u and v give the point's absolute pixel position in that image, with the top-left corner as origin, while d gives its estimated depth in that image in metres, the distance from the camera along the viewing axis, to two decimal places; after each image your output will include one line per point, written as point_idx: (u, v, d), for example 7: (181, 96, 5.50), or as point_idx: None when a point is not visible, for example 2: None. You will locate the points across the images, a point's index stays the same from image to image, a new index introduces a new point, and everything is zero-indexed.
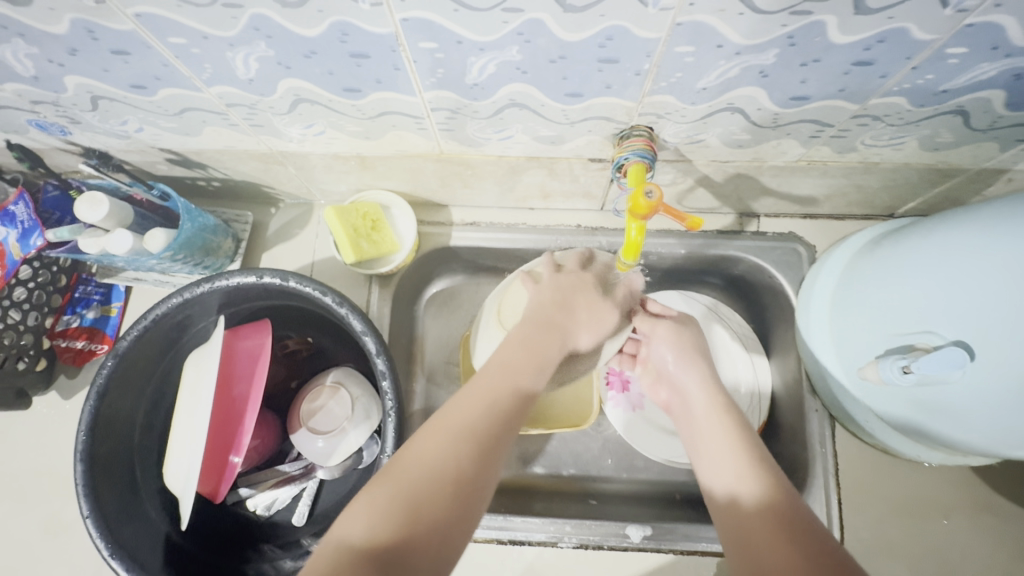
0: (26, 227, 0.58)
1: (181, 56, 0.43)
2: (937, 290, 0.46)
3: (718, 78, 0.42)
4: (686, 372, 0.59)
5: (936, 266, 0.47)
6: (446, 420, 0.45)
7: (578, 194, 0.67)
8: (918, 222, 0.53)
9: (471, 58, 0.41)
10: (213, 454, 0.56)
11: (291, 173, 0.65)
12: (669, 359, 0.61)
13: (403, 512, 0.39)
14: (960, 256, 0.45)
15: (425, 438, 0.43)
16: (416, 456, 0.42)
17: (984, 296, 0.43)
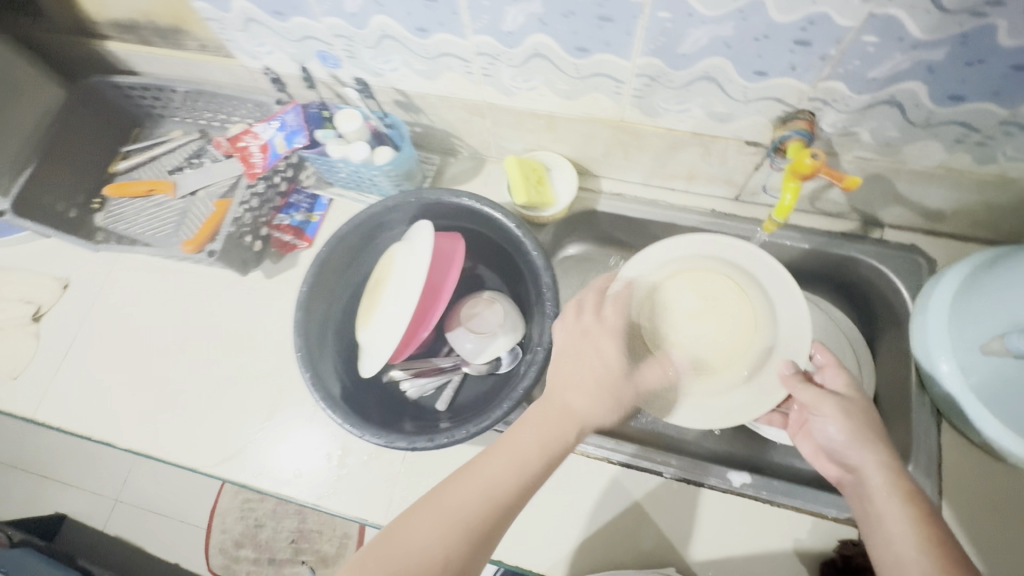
0: (291, 130, 0.75)
1: (471, 6, 0.58)
2: None
3: (890, 70, 0.52)
4: (861, 453, 0.55)
5: None
6: (509, 450, 0.54)
7: (720, 179, 0.78)
8: None
9: (691, 30, 0.54)
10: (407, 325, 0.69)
11: (485, 125, 0.80)
12: (838, 437, 0.58)
13: (461, 533, 0.48)
14: None
15: (469, 472, 0.52)
16: (451, 492, 0.51)
17: None
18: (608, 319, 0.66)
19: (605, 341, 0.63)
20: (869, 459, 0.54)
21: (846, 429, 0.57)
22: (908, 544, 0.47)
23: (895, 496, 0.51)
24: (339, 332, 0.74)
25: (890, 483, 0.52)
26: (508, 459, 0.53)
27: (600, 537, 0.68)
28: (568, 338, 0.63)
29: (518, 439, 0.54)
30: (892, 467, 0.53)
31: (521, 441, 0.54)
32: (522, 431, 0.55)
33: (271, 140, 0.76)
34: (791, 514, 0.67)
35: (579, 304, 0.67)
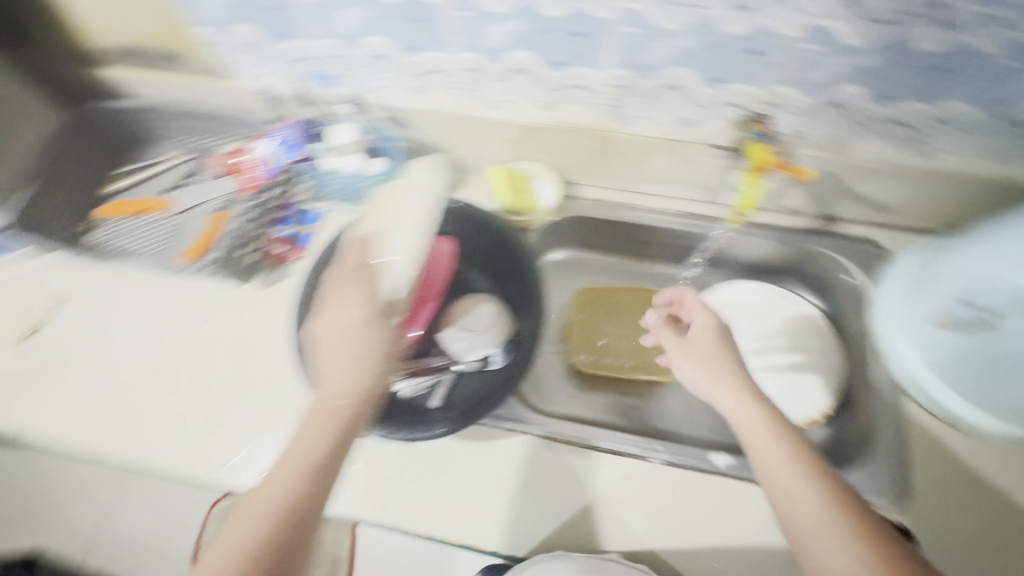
0: (287, 144, 0.79)
1: (459, 25, 0.64)
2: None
3: (831, 72, 0.59)
4: (714, 393, 0.63)
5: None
6: (301, 446, 0.55)
7: (690, 183, 0.84)
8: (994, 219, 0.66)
9: (656, 42, 0.60)
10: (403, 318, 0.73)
11: (470, 139, 0.86)
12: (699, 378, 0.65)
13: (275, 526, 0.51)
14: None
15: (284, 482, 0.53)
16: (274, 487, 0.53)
17: None
18: (349, 266, 0.66)
19: (350, 309, 0.63)
20: (771, 445, 0.57)
21: (700, 365, 0.66)
22: (798, 509, 0.52)
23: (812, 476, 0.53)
24: None
25: (812, 475, 0.54)
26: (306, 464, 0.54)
27: (594, 524, 0.69)
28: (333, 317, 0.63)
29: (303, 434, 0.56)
30: (794, 443, 0.57)
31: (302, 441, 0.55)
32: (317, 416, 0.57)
33: (268, 153, 0.80)
34: None
35: (354, 269, 0.66)
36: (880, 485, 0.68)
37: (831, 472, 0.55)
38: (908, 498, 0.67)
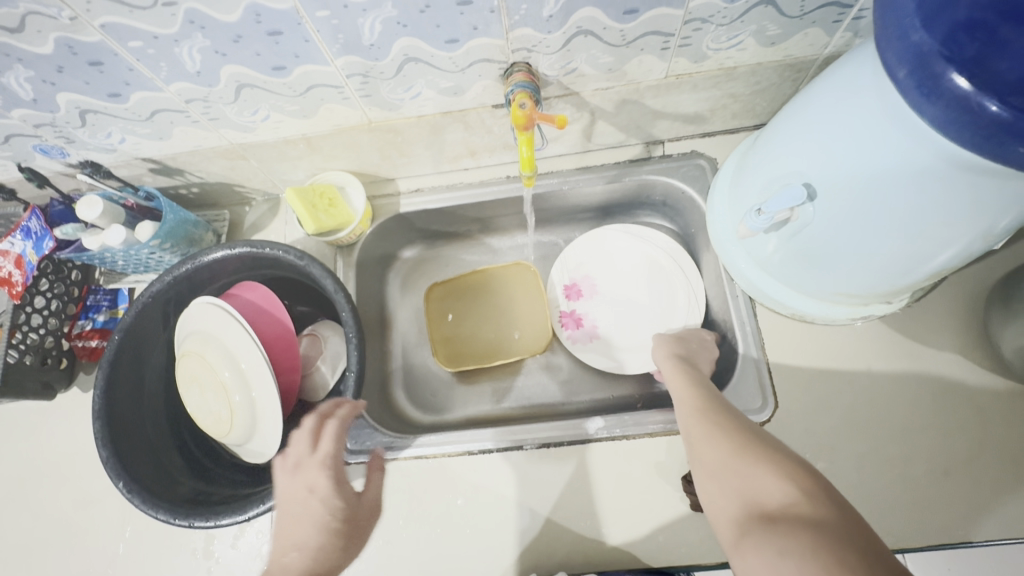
0: (39, 236, 0.71)
1: (140, 58, 0.55)
2: (801, 147, 0.54)
3: (558, 4, 0.53)
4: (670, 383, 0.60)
5: (798, 131, 0.55)
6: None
7: (499, 146, 0.78)
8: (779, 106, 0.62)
9: (359, 19, 0.52)
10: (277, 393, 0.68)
11: (253, 166, 0.77)
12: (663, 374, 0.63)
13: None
14: (816, 108, 0.53)
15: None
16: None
17: (830, 142, 0.51)
18: (327, 429, 0.58)
19: (310, 477, 0.55)
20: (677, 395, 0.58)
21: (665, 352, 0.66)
22: (704, 458, 0.49)
23: (705, 420, 0.51)
24: (162, 425, 0.70)
25: (703, 411, 0.53)
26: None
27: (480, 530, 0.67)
28: (285, 490, 0.54)
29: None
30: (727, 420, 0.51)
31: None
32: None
33: (24, 252, 0.70)
34: (649, 442, 0.68)
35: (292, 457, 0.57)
36: (744, 404, 0.68)
37: (730, 409, 0.53)
38: (771, 408, 0.68)
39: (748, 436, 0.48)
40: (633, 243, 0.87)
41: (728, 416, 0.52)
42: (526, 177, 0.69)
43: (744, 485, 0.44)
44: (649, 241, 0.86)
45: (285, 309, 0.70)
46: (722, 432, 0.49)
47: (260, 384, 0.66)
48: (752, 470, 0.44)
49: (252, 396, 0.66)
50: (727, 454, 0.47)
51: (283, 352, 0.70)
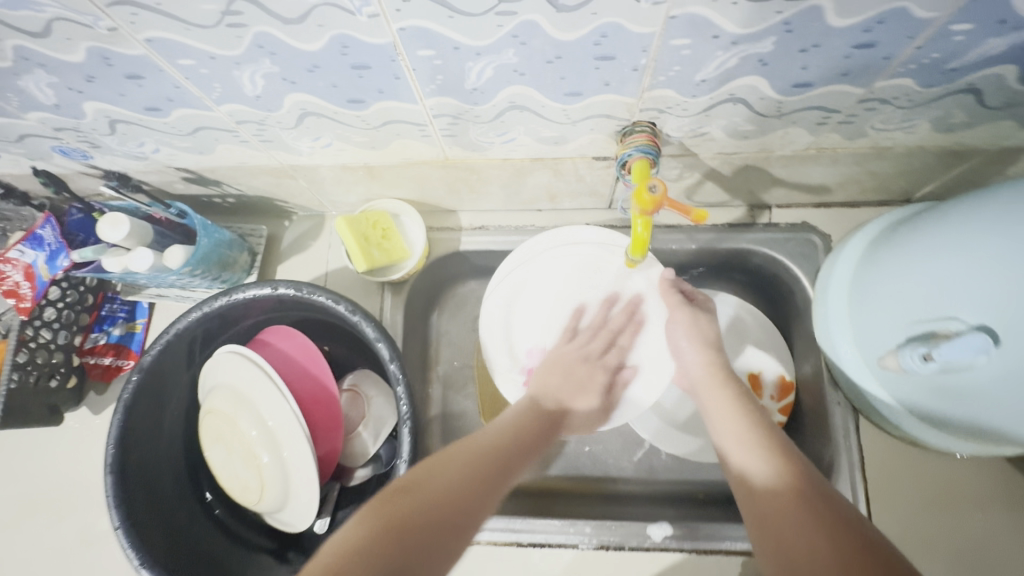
0: (53, 249, 0.61)
1: (190, 77, 0.44)
2: (969, 279, 0.44)
3: (717, 69, 0.42)
4: (694, 355, 0.60)
5: (970, 254, 0.45)
6: (438, 471, 0.45)
7: (584, 193, 0.67)
8: (950, 208, 0.50)
9: (468, 63, 0.42)
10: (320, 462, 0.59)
11: (302, 186, 0.67)
12: (683, 344, 0.62)
13: (403, 532, 0.39)
14: (1007, 237, 0.43)
15: (405, 491, 0.43)
16: (402, 494, 0.42)
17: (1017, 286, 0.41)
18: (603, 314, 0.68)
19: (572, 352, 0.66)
20: (714, 402, 0.55)
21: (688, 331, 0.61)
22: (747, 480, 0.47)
23: (752, 444, 0.48)
24: (176, 473, 0.63)
25: (743, 416, 0.52)
26: (464, 471, 0.46)
27: None
28: (558, 354, 0.66)
29: (451, 458, 0.47)
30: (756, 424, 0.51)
31: (449, 459, 0.47)
32: (461, 447, 0.49)
33: (35, 263, 0.61)
34: (720, 559, 0.61)
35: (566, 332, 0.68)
36: None
37: (774, 430, 0.50)
38: None
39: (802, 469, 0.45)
40: (509, 289, 0.69)
41: (773, 434, 0.50)
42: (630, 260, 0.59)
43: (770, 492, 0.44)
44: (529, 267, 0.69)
45: (321, 358, 0.61)
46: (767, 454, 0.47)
47: (290, 441, 0.56)
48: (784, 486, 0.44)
49: (282, 455, 0.56)
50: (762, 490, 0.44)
51: (323, 422, 0.59)
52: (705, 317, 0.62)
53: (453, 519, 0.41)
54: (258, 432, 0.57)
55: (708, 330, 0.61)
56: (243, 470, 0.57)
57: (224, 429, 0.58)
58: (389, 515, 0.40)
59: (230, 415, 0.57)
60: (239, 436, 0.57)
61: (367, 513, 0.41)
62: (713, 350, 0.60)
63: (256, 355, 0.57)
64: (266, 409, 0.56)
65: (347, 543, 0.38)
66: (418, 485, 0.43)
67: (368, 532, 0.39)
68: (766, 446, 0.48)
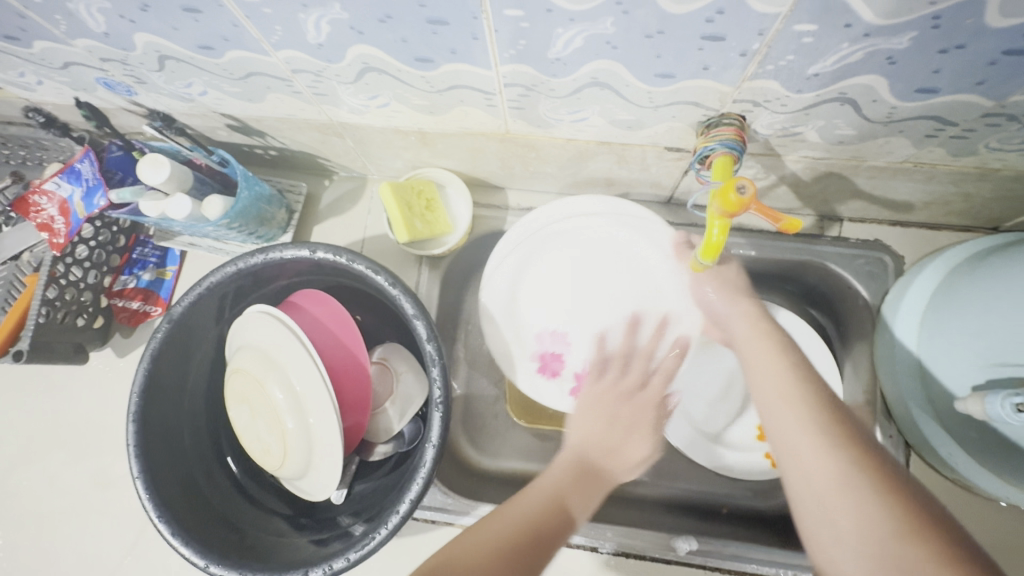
0: (90, 185, 0.58)
1: (251, 16, 0.41)
2: None
3: (836, 64, 0.37)
4: (731, 309, 0.54)
5: None
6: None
7: (644, 185, 0.63)
8: None
9: (558, 29, 0.38)
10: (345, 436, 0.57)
11: (348, 146, 0.63)
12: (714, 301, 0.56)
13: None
14: None
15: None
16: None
17: None
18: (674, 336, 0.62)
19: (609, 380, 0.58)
20: (761, 362, 0.48)
21: (721, 292, 0.55)
22: (805, 471, 0.41)
23: (808, 423, 0.42)
24: (196, 428, 0.62)
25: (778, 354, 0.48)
26: (503, 529, 0.43)
27: None
28: (595, 394, 0.56)
29: (457, 568, 0.41)
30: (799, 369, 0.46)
31: (474, 549, 0.42)
32: (469, 542, 0.43)
33: (71, 198, 0.59)
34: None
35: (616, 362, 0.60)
36: None
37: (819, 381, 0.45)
38: None
39: (867, 462, 0.40)
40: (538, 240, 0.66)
41: (831, 423, 0.42)
42: (694, 263, 0.56)
43: (849, 520, 0.38)
44: (533, 243, 0.66)
45: (354, 327, 0.58)
46: (828, 462, 0.40)
47: (317, 409, 0.53)
48: (861, 514, 0.37)
49: (306, 423, 0.54)
50: (830, 492, 0.39)
51: (351, 398, 0.57)
52: (732, 265, 0.56)
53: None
54: (281, 397, 0.54)
55: (734, 277, 0.56)
56: (266, 435, 0.55)
57: (249, 391, 0.56)
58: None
59: (255, 376, 0.55)
60: (262, 401, 0.55)
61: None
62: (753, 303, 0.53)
63: (288, 319, 0.55)
64: (294, 373, 0.54)
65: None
66: (488, 534, 0.43)
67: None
68: (787, 381, 0.45)
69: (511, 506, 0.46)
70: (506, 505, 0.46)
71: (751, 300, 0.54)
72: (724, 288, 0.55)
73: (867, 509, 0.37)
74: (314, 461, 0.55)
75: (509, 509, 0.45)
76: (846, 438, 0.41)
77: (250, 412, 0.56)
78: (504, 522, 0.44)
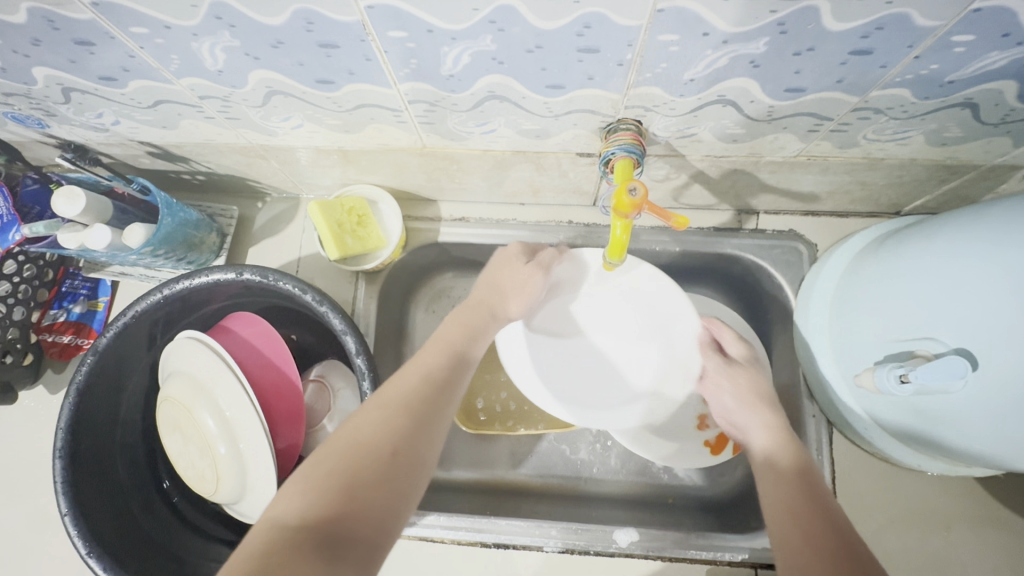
0: (4, 222, 0.57)
1: (145, 46, 0.41)
2: (955, 301, 0.43)
3: (707, 69, 0.40)
4: (745, 414, 0.58)
5: (958, 275, 0.43)
6: (351, 432, 0.41)
7: (567, 190, 0.65)
8: (941, 221, 0.49)
9: (443, 48, 0.39)
10: (280, 457, 0.57)
11: (274, 167, 0.64)
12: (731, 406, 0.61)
13: (343, 480, 0.37)
14: (993, 264, 0.41)
15: (336, 440, 0.40)
16: (352, 429, 0.41)
17: (999, 312, 0.40)
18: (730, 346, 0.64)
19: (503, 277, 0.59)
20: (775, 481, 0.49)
21: (738, 394, 0.60)
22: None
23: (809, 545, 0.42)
24: (131, 459, 0.61)
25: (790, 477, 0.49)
26: (392, 405, 0.43)
27: None
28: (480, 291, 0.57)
29: (364, 420, 0.42)
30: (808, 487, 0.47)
31: (362, 424, 0.41)
32: (386, 399, 0.44)
33: None
34: (685, 566, 0.61)
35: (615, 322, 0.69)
36: None
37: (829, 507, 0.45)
38: None
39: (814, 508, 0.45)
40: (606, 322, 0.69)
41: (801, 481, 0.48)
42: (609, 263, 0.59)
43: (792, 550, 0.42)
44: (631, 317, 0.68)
45: (284, 347, 0.58)
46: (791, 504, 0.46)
47: (247, 433, 0.53)
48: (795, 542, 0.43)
49: (239, 447, 0.54)
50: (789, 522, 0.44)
51: (285, 418, 0.57)
52: (747, 371, 0.61)
53: (407, 425, 0.42)
54: (211, 424, 0.54)
55: (754, 382, 0.60)
56: (199, 463, 0.55)
57: (180, 420, 0.55)
58: (319, 486, 0.37)
59: (185, 406, 0.54)
60: (193, 429, 0.55)
61: (296, 481, 0.38)
62: (773, 413, 0.56)
63: (213, 343, 0.55)
64: (223, 398, 0.54)
65: (276, 512, 0.36)
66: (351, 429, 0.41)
67: (283, 510, 0.36)
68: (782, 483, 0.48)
69: (415, 363, 0.48)
70: (395, 381, 0.46)
71: (770, 410, 0.57)
72: (743, 394, 0.59)
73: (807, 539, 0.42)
74: (249, 486, 0.54)
75: (398, 384, 0.45)
76: (836, 531, 0.42)
77: (183, 440, 0.56)
78: (391, 404, 0.43)
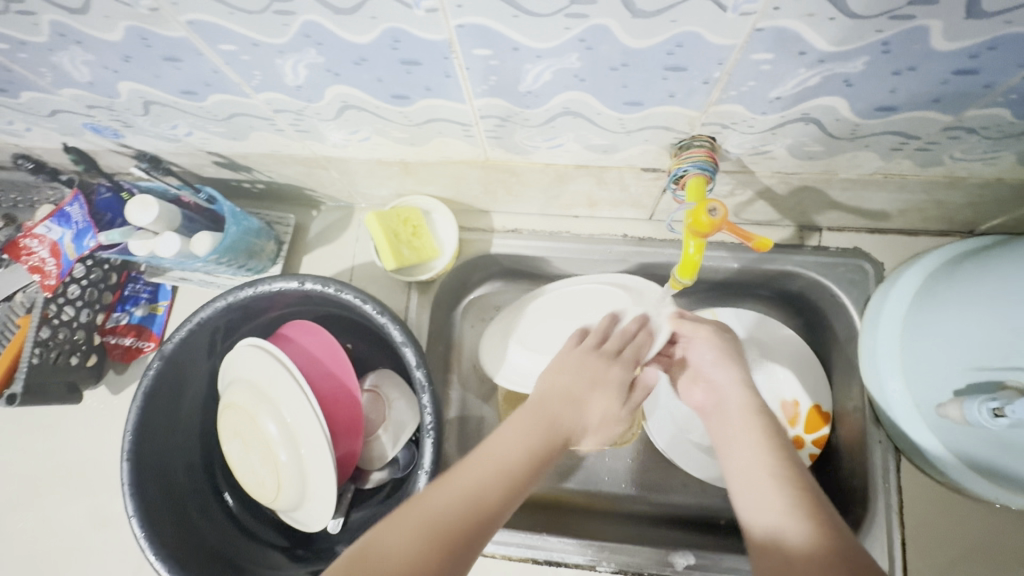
0: (80, 228, 0.59)
1: (230, 62, 0.42)
2: None
3: (796, 87, 0.39)
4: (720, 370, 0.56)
5: None
6: (451, 485, 0.42)
7: (625, 204, 0.64)
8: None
9: (526, 65, 0.39)
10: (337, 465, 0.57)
11: (333, 177, 0.65)
12: (709, 358, 0.57)
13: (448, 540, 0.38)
14: None
15: (445, 487, 0.42)
16: (473, 468, 0.44)
17: None
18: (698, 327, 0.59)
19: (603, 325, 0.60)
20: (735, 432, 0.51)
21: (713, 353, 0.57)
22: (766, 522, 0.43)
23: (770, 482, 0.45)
24: (190, 463, 0.62)
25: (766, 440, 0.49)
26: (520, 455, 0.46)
27: None
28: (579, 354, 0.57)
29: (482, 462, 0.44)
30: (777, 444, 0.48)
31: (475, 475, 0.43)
32: (456, 483, 0.42)
33: (62, 239, 0.59)
34: None
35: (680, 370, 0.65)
36: None
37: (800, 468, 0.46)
38: None
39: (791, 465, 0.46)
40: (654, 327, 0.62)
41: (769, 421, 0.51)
42: (674, 282, 0.57)
43: (786, 523, 0.41)
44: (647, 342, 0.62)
45: (343, 357, 0.59)
46: (774, 471, 0.46)
47: (308, 441, 0.54)
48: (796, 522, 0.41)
49: (299, 455, 0.54)
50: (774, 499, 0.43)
51: (342, 427, 0.57)
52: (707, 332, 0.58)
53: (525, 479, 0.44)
54: (273, 429, 0.54)
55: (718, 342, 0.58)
56: (262, 469, 0.55)
57: (242, 424, 0.56)
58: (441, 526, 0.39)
59: (248, 412, 0.55)
60: (254, 434, 0.55)
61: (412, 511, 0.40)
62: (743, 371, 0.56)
63: (276, 349, 0.56)
64: (284, 407, 0.54)
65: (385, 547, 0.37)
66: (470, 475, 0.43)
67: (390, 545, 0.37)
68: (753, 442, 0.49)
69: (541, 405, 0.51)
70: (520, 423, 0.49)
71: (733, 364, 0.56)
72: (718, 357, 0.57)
73: (781, 474, 0.45)
74: (308, 493, 0.55)
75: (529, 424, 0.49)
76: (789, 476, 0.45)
77: (246, 445, 0.56)
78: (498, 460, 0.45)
